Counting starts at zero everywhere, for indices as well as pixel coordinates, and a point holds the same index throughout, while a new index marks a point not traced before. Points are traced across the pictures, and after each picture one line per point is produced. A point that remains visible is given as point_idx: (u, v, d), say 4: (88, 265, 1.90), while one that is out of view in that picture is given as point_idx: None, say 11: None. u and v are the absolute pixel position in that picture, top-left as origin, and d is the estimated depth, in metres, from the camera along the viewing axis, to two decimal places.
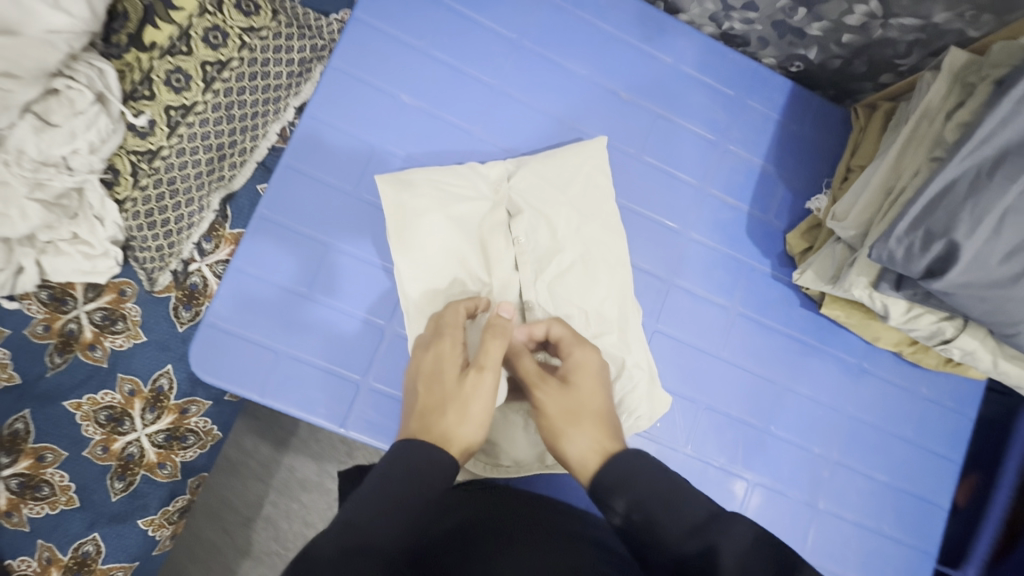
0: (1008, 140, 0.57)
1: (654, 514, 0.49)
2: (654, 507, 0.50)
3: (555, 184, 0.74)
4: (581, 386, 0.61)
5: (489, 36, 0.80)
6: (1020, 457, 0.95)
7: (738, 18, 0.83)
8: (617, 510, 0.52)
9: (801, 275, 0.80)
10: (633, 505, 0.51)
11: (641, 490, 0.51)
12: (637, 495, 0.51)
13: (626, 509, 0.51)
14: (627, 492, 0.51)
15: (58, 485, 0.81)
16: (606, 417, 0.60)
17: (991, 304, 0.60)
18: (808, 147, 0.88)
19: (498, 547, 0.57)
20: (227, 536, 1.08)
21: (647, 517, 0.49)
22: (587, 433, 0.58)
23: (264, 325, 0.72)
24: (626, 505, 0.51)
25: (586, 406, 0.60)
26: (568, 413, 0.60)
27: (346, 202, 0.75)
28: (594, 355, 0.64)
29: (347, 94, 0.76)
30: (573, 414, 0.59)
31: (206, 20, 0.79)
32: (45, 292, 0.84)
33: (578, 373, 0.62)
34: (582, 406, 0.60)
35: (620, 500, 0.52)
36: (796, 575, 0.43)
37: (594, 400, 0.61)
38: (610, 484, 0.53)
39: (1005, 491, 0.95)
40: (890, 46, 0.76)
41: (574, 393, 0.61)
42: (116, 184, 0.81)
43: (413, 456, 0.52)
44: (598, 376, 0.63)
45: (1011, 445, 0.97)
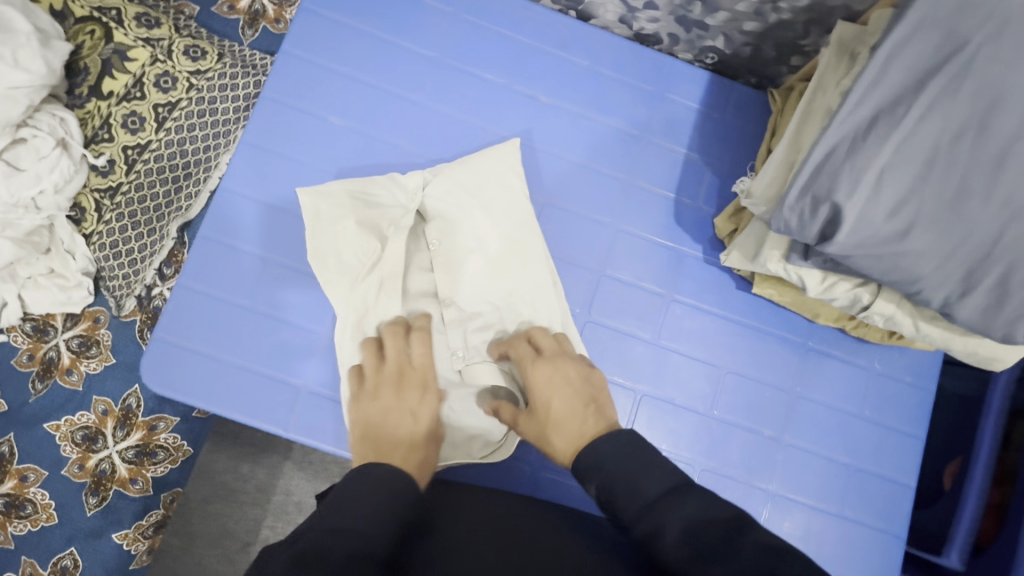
0: (881, 100, 0.58)
1: (616, 494, 0.52)
2: (617, 486, 0.53)
3: (466, 191, 0.77)
4: (539, 397, 0.66)
5: (409, 56, 0.86)
6: (993, 429, 0.90)
7: (645, 18, 0.87)
8: (591, 492, 0.55)
9: (727, 257, 0.81)
10: (603, 488, 0.54)
11: (606, 473, 0.54)
12: (605, 476, 0.54)
13: (596, 491, 0.54)
14: (596, 476, 0.55)
15: (39, 502, 0.88)
16: (568, 416, 0.63)
17: (887, 262, 0.60)
18: (732, 133, 0.90)
19: (488, 543, 0.56)
20: None
21: (609, 496, 0.53)
22: (561, 434, 0.62)
23: (208, 337, 0.78)
24: (596, 488, 0.54)
25: (548, 412, 0.64)
26: (541, 428, 0.64)
27: (281, 216, 0.81)
28: (546, 369, 0.68)
29: (278, 122, 0.83)
30: (542, 428, 0.64)
31: (157, 68, 0.89)
32: (29, 324, 0.92)
33: (532, 388, 0.67)
34: (545, 416, 0.64)
35: (592, 483, 0.55)
36: (736, 545, 0.45)
37: (554, 404, 0.64)
38: (583, 469, 0.56)
39: (981, 465, 0.90)
40: (788, 28, 0.78)
41: (536, 411, 0.65)
42: (83, 221, 0.90)
43: (386, 470, 0.52)
44: (556, 377, 0.67)
45: (985, 418, 0.92)
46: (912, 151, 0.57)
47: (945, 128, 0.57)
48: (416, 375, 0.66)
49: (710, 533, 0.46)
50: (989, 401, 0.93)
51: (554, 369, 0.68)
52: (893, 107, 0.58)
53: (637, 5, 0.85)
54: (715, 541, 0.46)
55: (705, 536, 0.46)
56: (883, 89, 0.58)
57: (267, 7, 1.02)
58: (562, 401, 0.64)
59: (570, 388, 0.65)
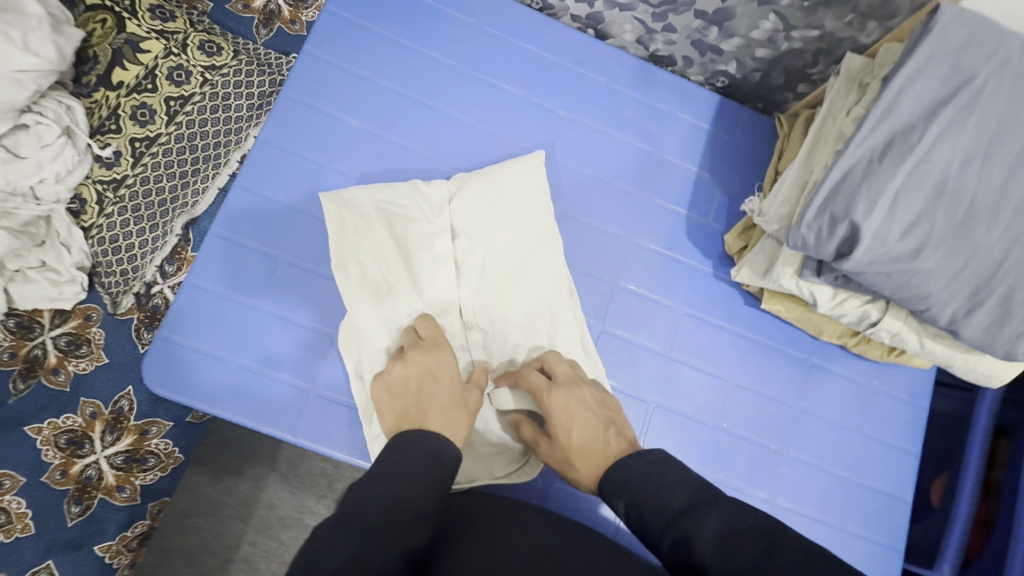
0: (896, 126, 0.62)
1: (643, 508, 0.54)
2: (643, 500, 0.55)
3: (489, 205, 0.78)
4: (558, 428, 0.66)
5: (430, 63, 0.87)
6: (981, 445, 0.94)
7: (661, 40, 0.90)
8: (619, 509, 0.57)
9: (737, 272, 0.83)
10: (630, 504, 0.56)
11: (633, 488, 0.56)
12: (631, 493, 0.56)
13: (624, 507, 0.56)
14: (623, 492, 0.57)
15: (14, 512, 0.81)
16: (589, 449, 0.64)
17: (897, 280, 0.63)
18: (739, 154, 0.93)
19: (522, 526, 0.59)
20: None
21: (637, 510, 0.55)
22: (585, 466, 0.63)
23: (215, 336, 0.75)
24: (624, 505, 0.56)
25: (569, 444, 0.65)
26: (563, 459, 0.66)
27: (297, 218, 0.80)
28: (560, 397, 0.68)
29: (296, 123, 0.82)
30: (563, 459, 0.66)
31: (170, 61, 0.87)
32: (13, 321, 0.87)
33: (551, 419, 0.67)
34: (567, 447, 0.65)
35: (619, 500, 0.57)
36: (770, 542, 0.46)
37: (574, 434, 0.65)
38: (609, 487, 0.59)
39: (970, 478, 0.93)
40: (798, 57, 0.82)
41: (556, 442, 0.66)
42: (82, 213, 0.86)
43: (426, 446, 0.55)
44: (574, 405, 0.67)
45: (972, 433, 0.96)
46: (925, 175, 0.61)
47: (955, 155, 0.60)
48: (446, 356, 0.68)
49: (744, 537, 0.47)
50: (974, 418, 0.97)
51: (570, 398, 0.68)
52: (906, 134, 0.61)
53: (655, 27, 0.88)
54: (750, 544, 0.46)
55: (738, 539, 0.47)
56: (895, 117, 0.61)
57: (282, 8, 1.02)
58: (582, 431, 0.65)
59: (589, 417, 0.66)
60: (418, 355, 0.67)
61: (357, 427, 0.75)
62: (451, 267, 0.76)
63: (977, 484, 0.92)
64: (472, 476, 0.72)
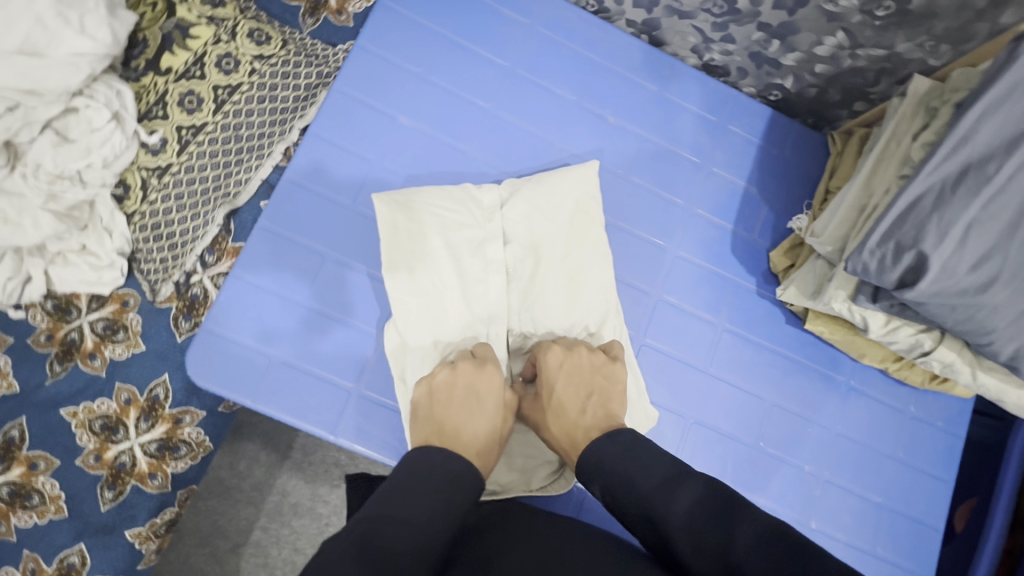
0: (970, 157, 0.61)
1: (618, 493, 0.54)
2: (618, 485, 0.55)
3: (542, 212, 0.77)
4: (543, 386, 0.69)
5: (481, 62, 0.86)
6: (1012, 481, 0.92)
7: (718, 50, 0.89)
8: (596, 493, 0.57)
9: (783, 291, 0.82)
10: (605, 488, 0.56)
11: (608, 475, 0.56)
12: (605, 479, 0.56)
13: (599, 492, 0.57)
14: (598, 478, 0.57)
15: (47, 494, 0.81)
16: (566, 412, 0.66)
17: (961, 312, 0.62)
18: (789, 170, 0.91)
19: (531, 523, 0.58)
20: (216, 563, 1.03)
21: (613, 496, 0.55)
22: (558, 428, 0.66)
23: (258, 330, 0.75)
24: (599, 489, 0.56)
25: (549, 402, 0.67)
26: (540, 416, 0.68)
27: (344, 216, 0.79)
28: (555, 354, 0.69)
29: (346, 116, 0.81)
30: (541, 416, 0.68)
31: (219, 48, 0.87)
32: (50, 303, 0.88)
33: (540, 374, 0.69)
34: (547, 406, 0.67)
35: (595, 485, 0.57)
36: (736, 518, 0.48)
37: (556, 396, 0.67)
38: (583, 469, 0.59)
39: (1000, 514, 0.91)
40: (860, 75, 0.81)
41: (539, 399, 0.69)
42: (126, 199, 0.87)
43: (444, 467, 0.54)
44: (570, 368, 0.68)
45: (1005, 467, 0.94)
46: (999, 209, 0.60)
47: None
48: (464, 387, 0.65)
49: (706, 510, 0.50)
50: (1006, 453, 0.95)
51: (566, 359, 0.69)
52: (982, 164, 0.60)
53: (713, 36, 0.86)
54: (711, 521, 0.49)
55: (701, 518, 0.49)
56: (972, 146, 0.61)
57: None
58: (565, 394, 0.67)
59: (577, 382, 0.67)
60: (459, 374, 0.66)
61: (398, 430, 0.75)
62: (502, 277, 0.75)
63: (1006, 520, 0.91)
64: (510, 486, 0.71)
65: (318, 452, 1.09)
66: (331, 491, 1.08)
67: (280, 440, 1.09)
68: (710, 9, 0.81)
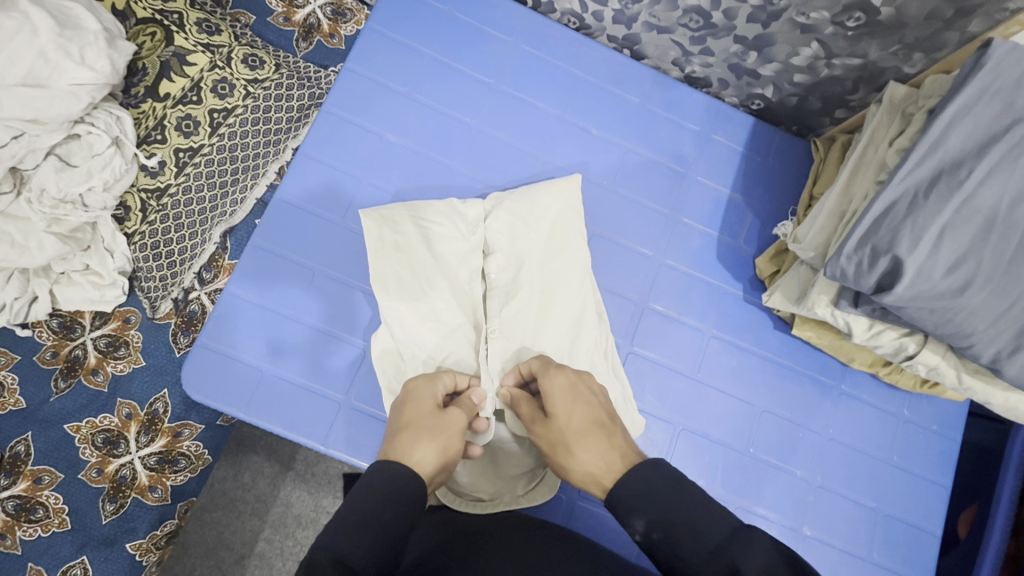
0: (943, 161, 0.62)
1: (675, 531, 0.47)
2: (675, 522, 0.47)
3: (524, 223, 0.79)
4: (558, 408, 0.62)
5: (466, 80, 0.88)
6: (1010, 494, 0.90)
7: (698, 63, 0.90)
8: (637, 529, 0.49)
9: (769, 297, 0.82)
10: (654, 524, 0.48)
11: (660, 507, 0.49)
12: (657, 513, 0.48)
13: (646, 529, 0.49)
14: (647, 511, 0.49)
15: (52, 507, 0.84)
16: (592, 434, 0.59)
17: (940, 316, 0.63)
18: (773, 177, 0.92)
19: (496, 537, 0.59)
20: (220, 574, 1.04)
21: (668, 535, 0.47)
22: (586, 452, 0.58)
23: (250, 344, 0.77)
24: (646, 525, 0.49)
25: (568, 425, 0.60)
26: (559, 440, 0.60)
27: (333, 231, 0.81)
28: (564, 378, 0.64)
29: (336, 136, 0.84)
30: (559, 442, 0.60)
31: (215, 74, 0.91)
32: (55, 321, 0.91)
33: (551, 396, 0.63)
34: (565, 428, 0.60)
35: (638, 519, 0.49)
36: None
37: (574, 417, 0.61)
38: (626, 503, 0.51)
39: (999, 530, 0.89)
40: (838, 83, 0.82)
41: (554, 422, 0.61)
42: (126, 220, 0.91)
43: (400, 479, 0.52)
44: (580, 390, 0.63)
45: (1002, 478, 0.93)
46: (972, 212, 0.60)
47: (1004, 194, 0.60)
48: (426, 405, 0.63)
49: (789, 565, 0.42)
50: (1004, 462, 0.94)
51: (576, 380, 0.64)
52: (954, 169, 0.61)
53: (693, 49, 0.88)
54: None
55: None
56: (943, 151, 0.61)
57: (321, 21, 1.03)
58: (584, 414, 0.61)
59: (593, 402, 0.62)
60: (423, 380, 0.66)
61: None
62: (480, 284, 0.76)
63: (1006, 536, 0.89)
64: (497, 498, 0.72)
65: (320, 464, 1.11)
66: (333, 502, 1.10)
67: (282, 453, 1.10)
68: (687, 24, 0.83)
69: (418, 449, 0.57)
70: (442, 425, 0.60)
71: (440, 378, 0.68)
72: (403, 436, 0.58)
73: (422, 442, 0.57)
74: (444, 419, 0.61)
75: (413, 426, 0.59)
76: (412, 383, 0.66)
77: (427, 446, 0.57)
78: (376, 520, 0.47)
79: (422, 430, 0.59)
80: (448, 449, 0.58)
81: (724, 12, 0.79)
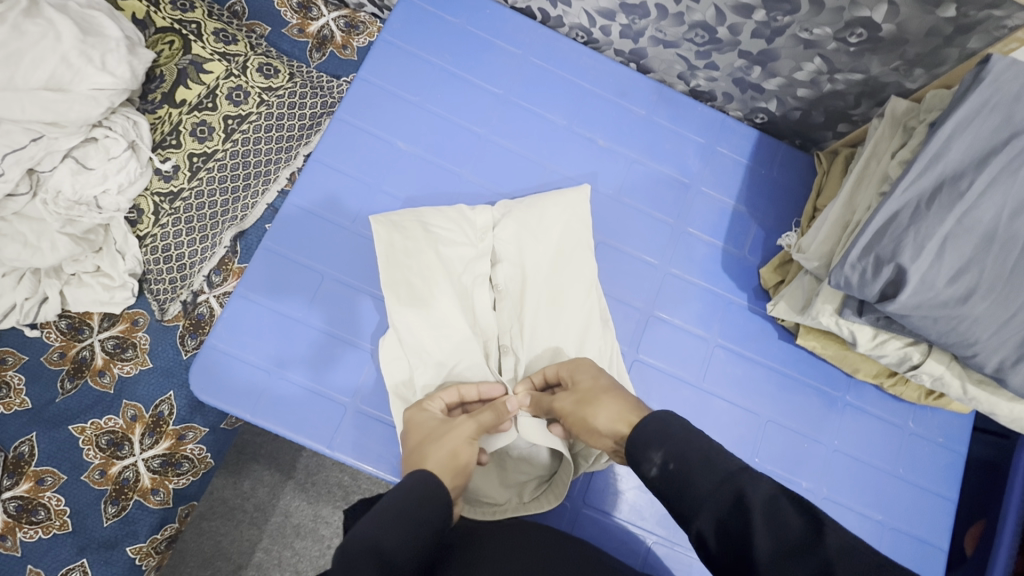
0: (945, 172, 0.63)
1: (690, 462, 0.48)
2: (691, 455, 0.49)
3: (532, 233, 0.80)
4: (583, 376, 0.66)
5: (476, 90, 0.90)
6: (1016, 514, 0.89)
7: (703, 76, 0.92)
8: (654, 462, 0.51)
9: (774, 306, 0.83)
10: (671, 456, 0.50)
11: (678, 441, 0.50)
12: (675, 446, 0.50)
13: (663, 460, 0.50)
14: (664, 444, 0.51)
15: (53, 508, 0.83)
16: (616, 388, 0.63)
17: (945, 324, 0.63)
18: (777, 189, 0.94)
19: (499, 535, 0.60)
20: None
21: (682, 464, 0.48)
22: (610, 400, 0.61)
23: (258, 346, 0.77)
24: (663, 456, 0.50)
25: (594, 383, 0.64)
26: (584, 397, 0.63)
27: (343, 234, 0.83)
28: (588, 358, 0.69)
29: (349, 143, 0.85)
30: (585, 397, 0.63)
31: (230, 81, 0.93)
32: (64, 322, 0.92)
33: (579, 367, 0.68)
34: (591, 386, 0.64)
35: (657, 452, 0.51)
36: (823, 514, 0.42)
37: (600, 379, 0.65)
38: (647, 438, 0.52)
39: (1005, 550, 0.88)
40: (841, 98, 0.84)
41: (579, 383, 0.65)
42: (139, 222, 0.93)
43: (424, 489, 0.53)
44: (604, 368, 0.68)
45: (1008, 498, 0.92)
46: (974, 222, 0.61)
47: (1005, 204, 0.61)
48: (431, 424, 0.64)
49: (793, 507, 0.43)
50: (1010, 482, 0.93)
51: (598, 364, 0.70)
52: (956, 180, 0.62)
53: (698, 64, 0.90)
54: (799, 519, 0.42)
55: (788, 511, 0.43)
56: (944, 163, 0.63)
57: (334, 33, 1.06)
58: (609, 377, 0.65)
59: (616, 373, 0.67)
60: (418, 407, 0.67)
61: (393, 444, 0.76)
62: (489, 290, 0.79)
63: (1012, 556, 0.88)
64: (503, 505, 0.71)
65: (321, 472, 1.11)
66: (333, 513, 1.09)
67: (283, 461, 1.10)
68: (693, 38, 0.86)
69: (429, 461, 0.58)
70: (445, 433, 0.61)
71: (429, 403, 0.68)
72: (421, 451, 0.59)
73: (430, 452, 0.58)
74: (452, 428, 0.62)
75: (426, 441, 0.61)
76: (406, 412, 0.67)
77: (436, 454, 0.58)
78: (407, 517, 0.50)
79: (427, 443, 0.60)
80: (458, 450, 0.60)
81: (729, 28, 0.81)
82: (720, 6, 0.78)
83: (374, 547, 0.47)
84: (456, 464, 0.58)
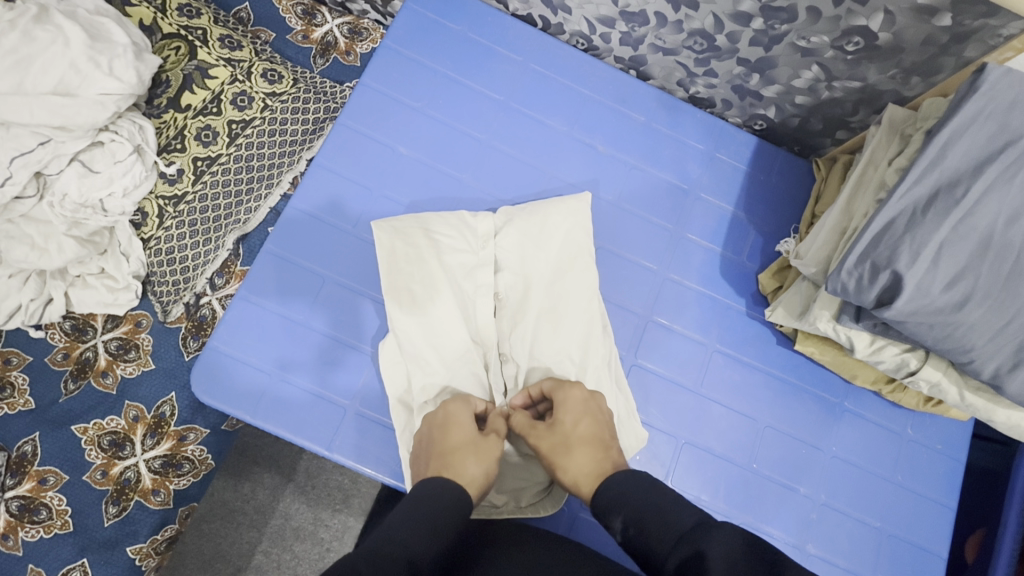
0: (940, 179, 0.63)
1: (647, 527, 0.50)
2: (647, 519, 0.51)
3: (532, 241, 0.81)
4: (567, 416, 0.67)
5: (478, 97, 0.91)
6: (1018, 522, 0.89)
7: (702, 84, 0.93)
8: (616, 528, 0.53)
9: (771, 312, 0.83)
10: (631, 521, 0.52)
11: (635, 506, 0.53)
12: (632, 511, 0.52)
13: (623, 525, 0.52)
14: (624, 509, 0.53)
15: (55, 508, 0.84)
16: (594, 441, 0.64)
17: (940, 330, 0.64)
18: (776, 195, 0.94)
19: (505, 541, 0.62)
20: None
21: (640, 529, 0.50)
22: (581, 456, 0.62)
23: (259, 349, 0.78)
24: (623, 521, 0.52)
25: (571, 431, 0.65)
26: (559, 443, 0.64)
27: (345, 240, 0.83)
28: (576, 392, 0.69)
29: (351, 148, 0.86)
30: (560, 444, 0.64)
31: (235, 87, 0.95)
32: (68, 323, 0.93)
33: (564, 405, 0.68)
34: (569, 433, 0.65)
35: (617, 518, 0.53)
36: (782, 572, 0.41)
37: (580, 426, 0.66)
38: (609, 502, 0.55)
39: (1005, 557, 0.87)
40: (838, 105, 0.85)
41: (558, 425, 0.66)
42: (143, 225, 0.94)
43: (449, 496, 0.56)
44: (589, 408, 0.67)
45: (1009, 506, 0.91)
46: (969, 230, 0.62)
47: (999, 211, 0.62)
48: (463, 434, 0.65)
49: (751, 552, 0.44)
50: (1010, 488, 0.92)
51: (589, 397, 0.69)
52: (951, 187, 0.63)
53: (697, 71, 0.91)
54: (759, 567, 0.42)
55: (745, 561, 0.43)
56: (940, 171, 0.63)
57: (338, 40, 1.07)
58: (590, 426, 0.66)
59: (600, 418, 0.67)
60: (459, 403, 0.69)
61: (392, 447, 0.77)
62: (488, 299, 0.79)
63: (1013, 564, 0.87)
64: (499, 508, 0.72)
65: (321, 475, 1.11)
66: (332, 515, 1.09)
67: (283, 463, 1.10)
68: (692, 46, 0.87)
69: (466, 473, 0.61)
70: (483, 448, 0.64)
71: (474, 399, 0.71)
72: (451, 461, 0.62)
73: (469, 463, 0.62)
74: (483, 441, 0.65)
75: (458, 451, 0.63)
76: (451, 402, 0.69)
77: (474, 466, 0.62)
78: (437, 526, 0.52)
79: (468, 452, 0.63)
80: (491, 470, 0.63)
81: (728, 35, 0.82)
82: (718, 14, 0.79)
83: (411, 563, 0.47)
84: (487, 481, 0.62)
